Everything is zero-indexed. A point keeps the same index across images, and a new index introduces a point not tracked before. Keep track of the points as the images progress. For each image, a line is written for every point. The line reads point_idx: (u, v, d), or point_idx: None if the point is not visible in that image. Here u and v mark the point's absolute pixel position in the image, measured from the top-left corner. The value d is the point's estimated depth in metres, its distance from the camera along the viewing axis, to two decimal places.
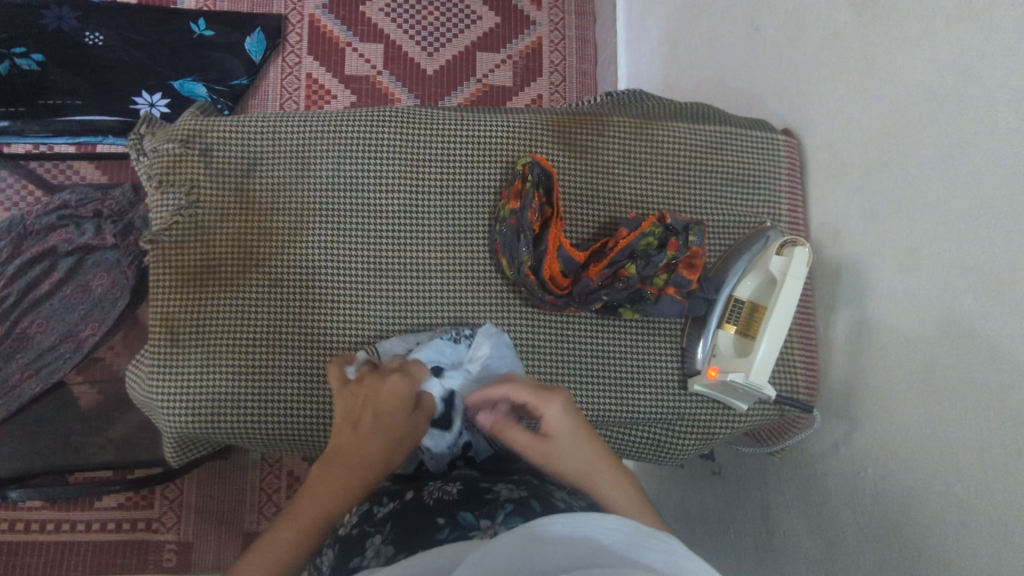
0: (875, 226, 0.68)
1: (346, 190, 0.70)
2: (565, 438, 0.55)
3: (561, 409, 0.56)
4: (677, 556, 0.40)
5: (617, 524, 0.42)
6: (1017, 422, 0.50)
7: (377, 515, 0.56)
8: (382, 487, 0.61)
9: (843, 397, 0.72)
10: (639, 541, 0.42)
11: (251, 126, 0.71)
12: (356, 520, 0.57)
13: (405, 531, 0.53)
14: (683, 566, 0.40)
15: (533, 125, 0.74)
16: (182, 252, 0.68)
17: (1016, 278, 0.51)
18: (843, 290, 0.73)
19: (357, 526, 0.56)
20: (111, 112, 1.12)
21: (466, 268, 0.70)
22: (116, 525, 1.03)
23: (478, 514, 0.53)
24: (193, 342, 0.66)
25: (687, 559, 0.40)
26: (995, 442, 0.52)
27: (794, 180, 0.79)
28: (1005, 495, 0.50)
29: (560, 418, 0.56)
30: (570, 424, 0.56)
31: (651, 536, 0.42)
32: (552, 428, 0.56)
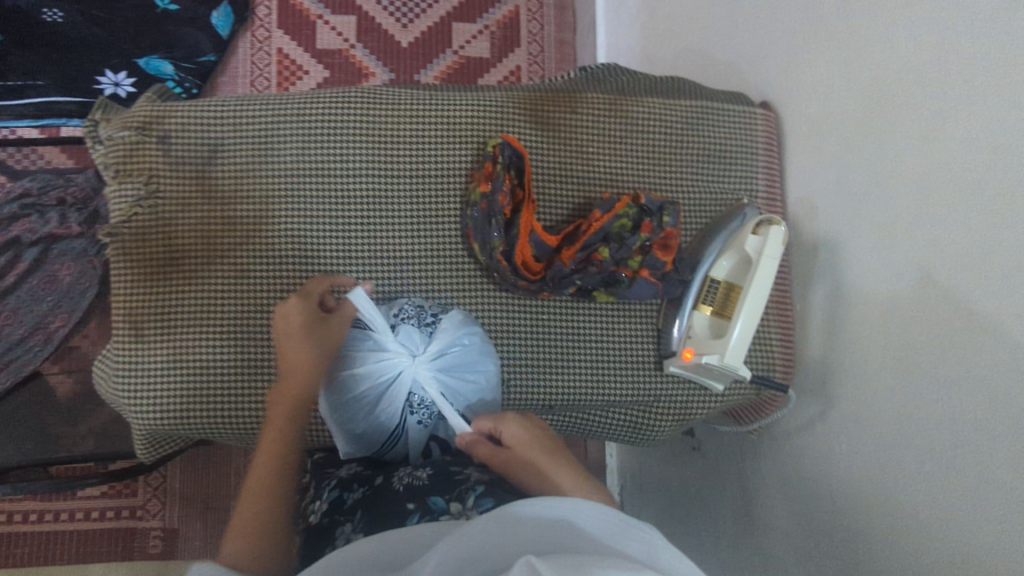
0: (851, 202, 0.67)
1: (313, 176, 0.68)
2: (517, 451, 0.54)
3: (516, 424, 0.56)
4: (657, 545, 0.39)
5: (598, 509, 0.41)
6: (988, 401, 0.50)
7: (347, 502, 0.56)
8: (353, 473, 0.61)
9: (821, 374, 0.72)
10: (620, 529, 0.41)
11: (210, 110, 0.68)
12: (326, 508, 0.57)
13: (376, 519, 0.52)
14: (660, 555, 0.39)
15: (504, 104, 0.72)
16: (144, 244, 0.65)
17: (988, 257, 0.51)
18: (819, 267, 0.72)
19: (326, 515, 0.56)
20: (72, 93, 1.08)
21: (437, 253, 0.69)
22: (100, 513, 1.02)
23: (449, 498, 0.52)
24: (158, 337, 0.64)
25: (668, 551, 0.39)
26: (967, 419, 0.52)
27: (772, 154, 0.77)
28: (975, 471, 0.51)
29: (516, 429, 0.56)
30: (525, 435, 0.56)
31: (632, 524, 0.40)
32: (509, 440, 0.56)
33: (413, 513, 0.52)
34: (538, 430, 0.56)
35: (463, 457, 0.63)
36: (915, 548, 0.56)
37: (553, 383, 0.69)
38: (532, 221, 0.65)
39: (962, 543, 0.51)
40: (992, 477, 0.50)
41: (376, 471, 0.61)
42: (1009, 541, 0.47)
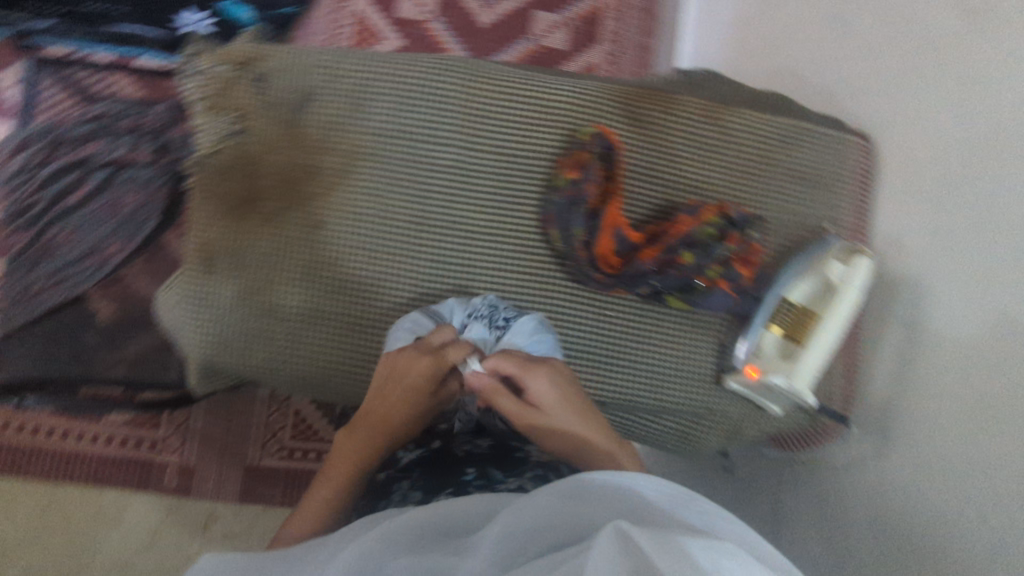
0: (941, 245, 0.65)
1: (401, 138, 0.67)
2: (555, 409, 0.54)
3: (545, 380, 0.55)
4: (716, 517, 0.38)
5: (658, 482, 0.41)
6: None
7: (403, 461, 0.57)
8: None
9: (880, 417, 0.70)
10: (681, 501, 0.40)
11: (309, 57, 0.68)
12: (379, 463, 0.59)
13: (434, 480, 0.52)
14: (721, 526, 0.38)
15: (601, 93, 0.71)
16: (226, 180, 0.66)
17: None
18: (896, 308, 0.70)
19: (382, 471, 0.57)
20: (151, 24, 1.08)
21: (511, 234, 0.68)
22: (122, 441, 1.02)
23: (507, 472, 0.52)
24: (227, 273, 0.64)
25: (728, 521, 0.38)
26: None
27: (864, 186, 0.75)
28: None
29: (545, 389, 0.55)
30: (554, 394, 0.55)
31: (692, 498, 0.40)
32: (540, 400, 0.54)
33: (473, 479, 0.52)
34: (566, 390, 0.55)
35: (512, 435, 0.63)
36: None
37: (610, 381, 0.68)
38: (617, 216, 0.65)
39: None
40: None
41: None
42: None
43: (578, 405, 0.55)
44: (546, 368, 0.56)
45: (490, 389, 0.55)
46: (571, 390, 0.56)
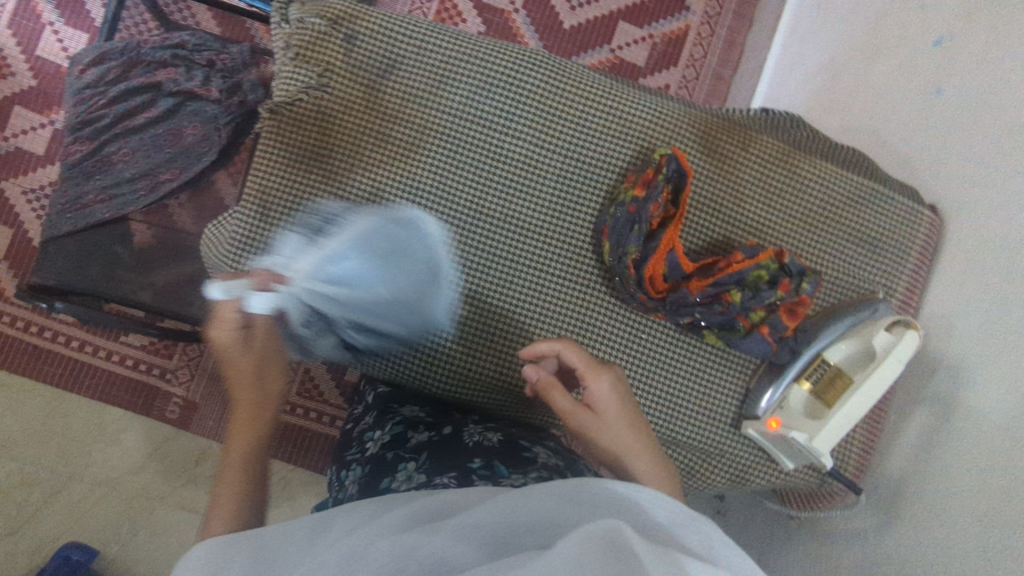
0: (990, 334, 0.63)
1: (474, 121, 0.67)
2: (610, 413, 0.59)
3: (606, 383, 0.60)
4: (716, 544, 0.37)
5: (665, 499, 0.40)
6: None
7: (411, 442, 0.55)
8: (416, 415, 0.60)
9: (892, 493, 0.69)
10: (683, 522, 0.39)
11: (402, 26, 0.68)
12: (387, 440, 0.57)
13: (439, 465, 0.51)
14: (720, 553, 0.37)
15: (679, 117, 0.70)
16: (298, 131, 0.66)
17: None
18: (931, 387, 0.69)
19: (389, 449, 0.55)
20: None
21: (564, 239, 0.68)
22: (134, 363, 1.04)
23: (512, 469, 0.50)
24: (280, 222, 0.65)
25: (726, 550, 0.37)
26: None
27: (923, 260, 0.74)
28: None
29: (604, 391, 0.60)
30: (612, 396, 0.60)
31: (696, 520, 0.39)
32: (596, 401, 0.59)
33: (478, 467, 0.50)
34: (624, 399, 0.60)
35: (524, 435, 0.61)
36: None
37: None
38: (675, 241, 0.64)
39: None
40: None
41: (441, 420, 0.61)
42: None
43: (631, 414, 0.60)
44: (608, 375, 0.60)
45: (548, 383, 0.60)
46: (626, 398, 0.60)
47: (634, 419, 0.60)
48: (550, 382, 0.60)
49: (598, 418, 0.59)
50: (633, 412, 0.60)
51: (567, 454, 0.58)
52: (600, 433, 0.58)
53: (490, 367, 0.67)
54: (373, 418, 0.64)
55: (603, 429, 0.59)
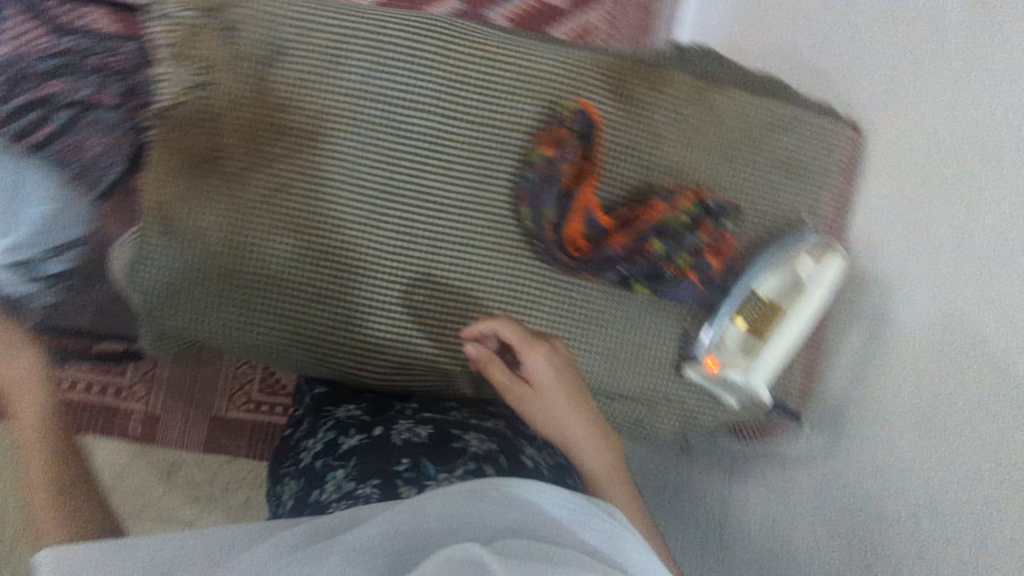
0: (917, 248, 0.64)
1: (374, 100, 0.65)
2: (548, 386, 0.59)
3: (542, 358, 0.60)
4: (617, 542, 0.38)
5: (566, 495, 0.39)
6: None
7: (342, 448, 0.57)
8: (348, 418, 0.63)
9: (836, 411, 0.71)
10: (579, 518, 0.38)
11: (282, 7, 0.64)
12: (319, 449, 0.58)
13: (369, 468, 0.52)
14: (618, 551, 0.38)
15: (587, 66, 0.68)
16: (188, 135, 0.63)
17: None
18: (863, 302, 0.70)
19: (320, 458, 0.57)
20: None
21: (482, 209, 0.66)
22: (85, 386, 1.00)
23: (440, 467, 0.51)
24: (185, 233, 0.62)
25: (621, 547, 0.38)
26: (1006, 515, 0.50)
27: (846, 179, 0.74)
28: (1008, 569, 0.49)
29: (541, 366, 0.60)
30: (549, 371, 0.60)
31: (592, 515, 0.39)
32: (534, 376, 0.60)
33: (405, 471, 0.51)
34: (561, 372, 0.60)
35: (460, 418, 0.63)
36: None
37: None
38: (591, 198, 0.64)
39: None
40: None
41: (376, 418, 0.62)
42: None
43: (569, 384, 0.60)
44: (541, 347, 0.61)
45: (487, 357, 0.60)
46: (562, 367, 0.61)
47: (573, 390, 0.60)
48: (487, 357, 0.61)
49: (537, 390, 0.59)
50: (572, 381, 0.61)
51: (502, 434, 0.61)
52: (540, 405, 0.59)
53: (424, 349, 0.67)
54: (310, 422, 0.65)
55: (543, 400, 0.59)
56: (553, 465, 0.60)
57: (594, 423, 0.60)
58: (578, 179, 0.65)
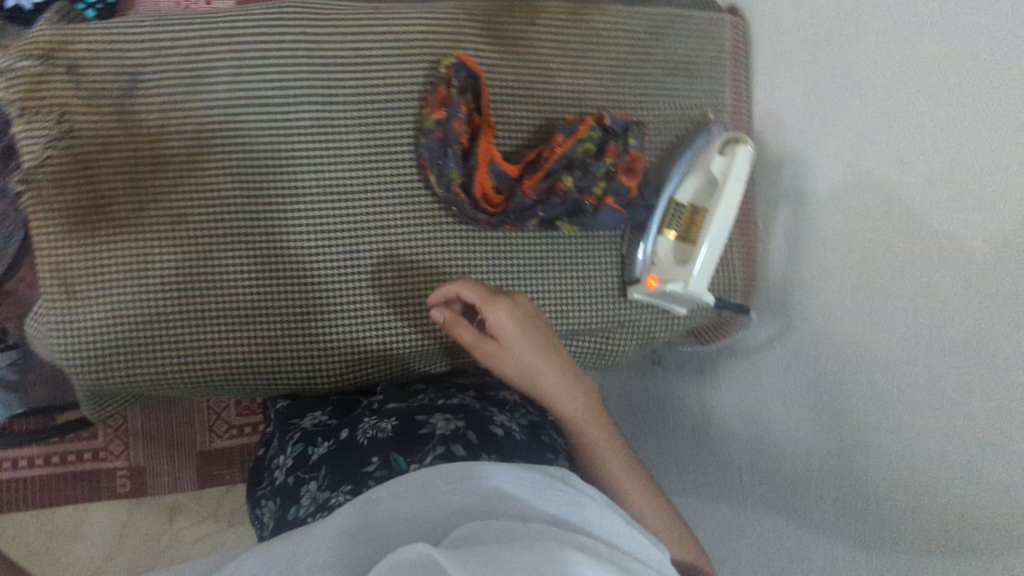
0: (821, 120, 0.67)
1: (246, 107, 0.62)
2: (514, 338, 0.59)
3: (504, 312, 0.59)
4: (578, 505, 0.41)
5: (518, 471, 0.42)
6: (970, 339, 0.51)
7: (312, 459, 0.57)
8: (314, 425, 0.62)
9: (780, 292, 0.74)
10: (537, 489, 0.42)
11: (126, 31, 0.61)
12: (291, 463, 0.59)
13: (340, 477, 0.53)
14: (580, 514, 0.40)
15: (458, 16, 0.66)
16: (66, 190, 0.60)
17: (985, 186, 0.50)
18: (783, 186, 0.73)
19: (292, 473, 0.58)
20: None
21: (391, 187, 0.65)
22: (60, 458, 0.98)
23: (410, 459, 0.52)
24: (92, 292, 0.60)
25: (584, 508, 0.41)
26: (948, 356, 0.52)
27: (739, 68, 0.75)
28: (954, 402, 0.52)
29: (505, 320, 0.59)
30: (514, 324, 0.59)
31: (548, 485, 0.42)
32: (499, 331, 0.59)
33: (376, 470, 0.51)
34: (526, 322, 0.60)
35: (425, 400, 0.62)
36: (866, 485, 0.58)
37: None
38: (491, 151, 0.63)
39: (918, 488, 0.54)
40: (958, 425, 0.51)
41: (342, 420, 0.62)
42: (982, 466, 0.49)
43: (536, 333, 0.60)
44: (504, 302, 0.60)
45: (452, 319, 0.60)
46: (528, 318, 0.60)
47: (541, 338, 0.60)
48: (451, 318, 0.60)
49: (503, 345, 0.59)
50: (538, 329, 0.61)
51: (469, 407, 0.60)
52: (509, 359, 0.60)
53: (370, 342, 0.66)
54: (278, 438, 0.65)
55: (512, 353, 0.60)
56: (524, 426, 0.60)
57: (565, 367, 0.61)
58: (473, 136, 0.65)
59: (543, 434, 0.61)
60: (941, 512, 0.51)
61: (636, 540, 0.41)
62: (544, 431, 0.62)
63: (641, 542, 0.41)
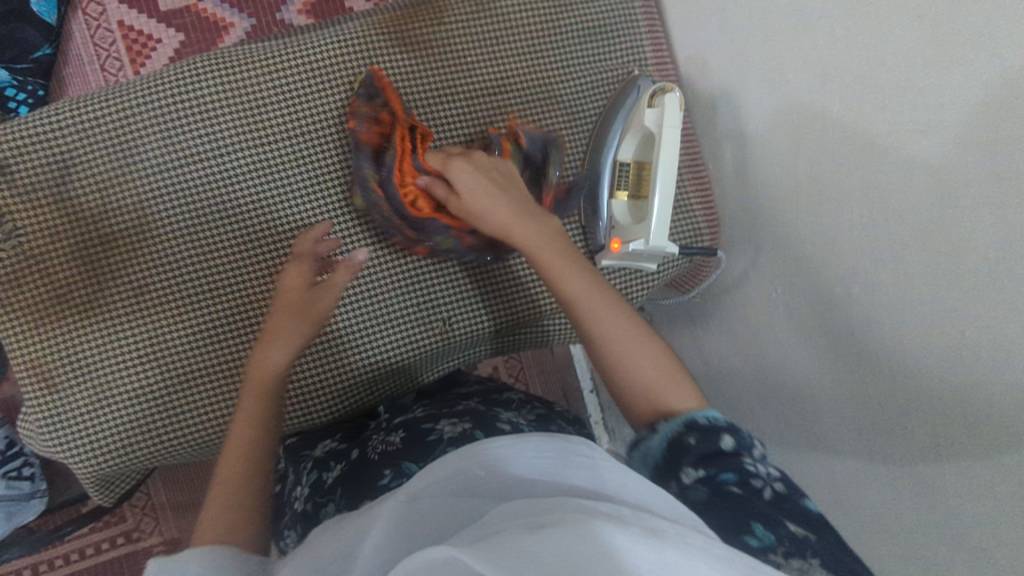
0: (742, 52, 0.69)
1: (186, 166, 0.63)
2: (471, 191, 0.59)
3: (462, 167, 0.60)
4: (605, 474, 0.38)
5: (539, 447, 0.40)
6: (925, 234, 0.51)
7: (328, 482, 0.57)
8: (326, 451, 0.63)
9: (743, 226, 0.75)
10: (563, 464, 0.39)
11: (45, 122, 0.61)
12: (307, 492, 0.58)
13: (355, 494, 0.53)
14: (608, 483, 0.38)
15: (366, 32, 0.67)
16: (22, 291, 0.60)
17: (905, 81, 0.51)
18: (723, 126, 0.75)
19: (309, 499, 0.57)
20: None
21: (340, 212, 0.66)
22: (95, 548, 0.96)
23: (422, 461, 0.53)
24: (74, 381, 0.60)
25: (614, 475, 0.38)
26: (907, 253, 0.53)
27: (653, 21, 0.76)
28: (921, 293, 0.52)
29: (463, 174, 0.60)
30: (471, 177, 0.60)
31: (575, 454, 0.40)
32: (459, 186, 0.60)
33: (391, 481, 0.52)
34: (483, 177, 0.60)
35: (431, 410, 0.63)
36: (866, 398, 0.59)
37: (497, 304, 0.70)
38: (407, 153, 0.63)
39: (907, 386, 0.54)
40: (931, 319, 0.51)
41: (351, 441, 0.63)
42: (957, 357, 0.49)
43: (499, 184, 0.60)
44: (460, 160, 0.61)
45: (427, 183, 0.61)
46: (493, 170, 0.61)
47: (508, 190, 0.60)
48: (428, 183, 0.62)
49: (467, 201, 0.60)
50: (500, 182, 0.60)
51: (474, 410, 0.61)
52: (473, 210, 0.60)
53: (358, 364, 0.67)
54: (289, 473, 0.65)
55: (471, 209, 0.60)
56: (532, 420, 0.61)
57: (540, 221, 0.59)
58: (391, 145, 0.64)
59: (553, 423, 0.62)
60: (937, 407, 0.51)
61: (669, 504, 0.37)
62: (553, 420, 0.62)
63: (676, 504, 0.37)
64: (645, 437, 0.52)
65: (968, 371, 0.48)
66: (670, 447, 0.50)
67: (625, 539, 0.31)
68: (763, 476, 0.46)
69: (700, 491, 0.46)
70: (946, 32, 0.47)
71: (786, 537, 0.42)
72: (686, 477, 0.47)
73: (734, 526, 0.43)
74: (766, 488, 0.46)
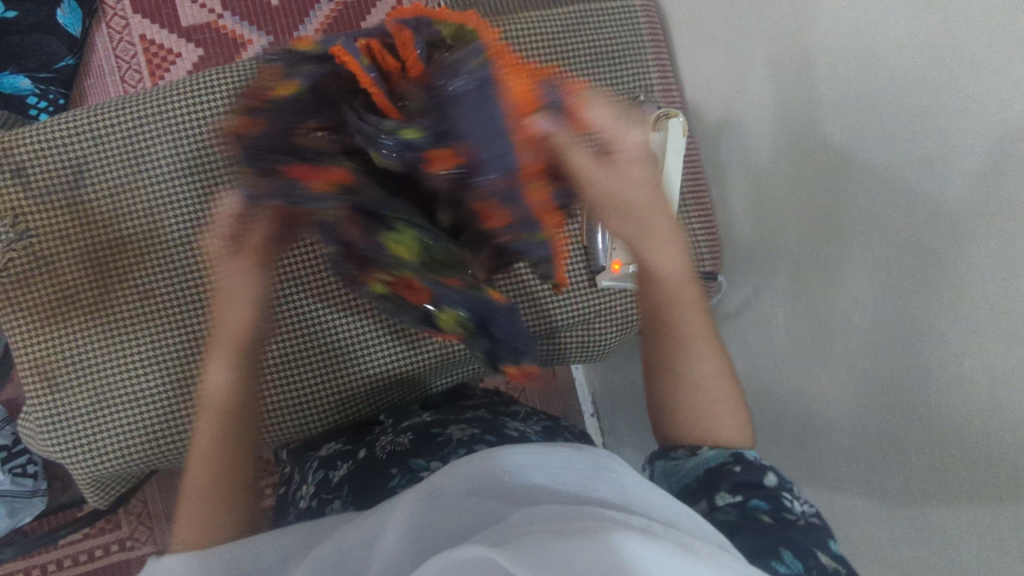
0: (749, 81, 0.70)
1: (194, 174, 0.64)
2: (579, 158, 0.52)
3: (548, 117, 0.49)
4: (627, 485, 0.39)
5: (567, 458, 0.41)
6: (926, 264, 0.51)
7: (336, 479, 0.59)
8: (332, 451, 0.64)
9: (747, 252, 0.75)
10: (590, 474, 0.41)
11: (62, 126, 0.63)
12: (314, 489, 0.60)
13: (363, 494, 0.54)
14: (631, 495, 0.39)
15: None
16: (28, 290, 0.61)
17: (910, 114, 0.51)
18: (728, 155, 0.75)
19: (315, 496, 0.59)
20: None
21: None
22: (88, 555, 0.95)
23: (430, 458, 0.55)
24: (75, 381, 0.61)
25: (636, 488, 0.39)
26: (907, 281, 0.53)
27: (660, 49, 0.77)
28: (921, 322, 0.52)
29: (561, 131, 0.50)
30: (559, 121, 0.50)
31: (603, 467, 0.41)
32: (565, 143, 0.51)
33: (400, 480, 0.54)
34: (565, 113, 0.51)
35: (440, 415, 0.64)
36: (862, 425, 0.59)
37: None
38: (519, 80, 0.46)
39: (899, 412, 0.55)
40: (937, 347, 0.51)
41: (356, 441, 0.65)
42: (960, 385, 0.49)
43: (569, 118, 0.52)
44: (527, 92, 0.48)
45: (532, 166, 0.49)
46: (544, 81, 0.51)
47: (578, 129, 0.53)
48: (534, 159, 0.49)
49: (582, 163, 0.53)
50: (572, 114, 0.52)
51: (482, 417, 0.62)
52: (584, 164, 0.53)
53: (358, 373, 0.68)
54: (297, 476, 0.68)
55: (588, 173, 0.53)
56: (539, 431, 0.61)
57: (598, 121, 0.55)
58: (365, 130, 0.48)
59: (559, 437, 0.61)
60: (942, 435, 0.50)
61: (688, 514, 0.39)
62: (559, 432, 0.63)
63: (696, 517, 0.39)
64: (681, 459, 0.59)
65: (966, 398, 0.48)
66: (710, 470, 0.57)
67: (650, 548, 0.31)
68: (797, 512, 0.53)
69: (730, 512, 0.53)
70: (945, 59, 0.48)
71: (814, 567, 0.48)
72: (721, 499, 0.54)
73: (763, 550, 0.49)
74: (799, 519, 0.52)
